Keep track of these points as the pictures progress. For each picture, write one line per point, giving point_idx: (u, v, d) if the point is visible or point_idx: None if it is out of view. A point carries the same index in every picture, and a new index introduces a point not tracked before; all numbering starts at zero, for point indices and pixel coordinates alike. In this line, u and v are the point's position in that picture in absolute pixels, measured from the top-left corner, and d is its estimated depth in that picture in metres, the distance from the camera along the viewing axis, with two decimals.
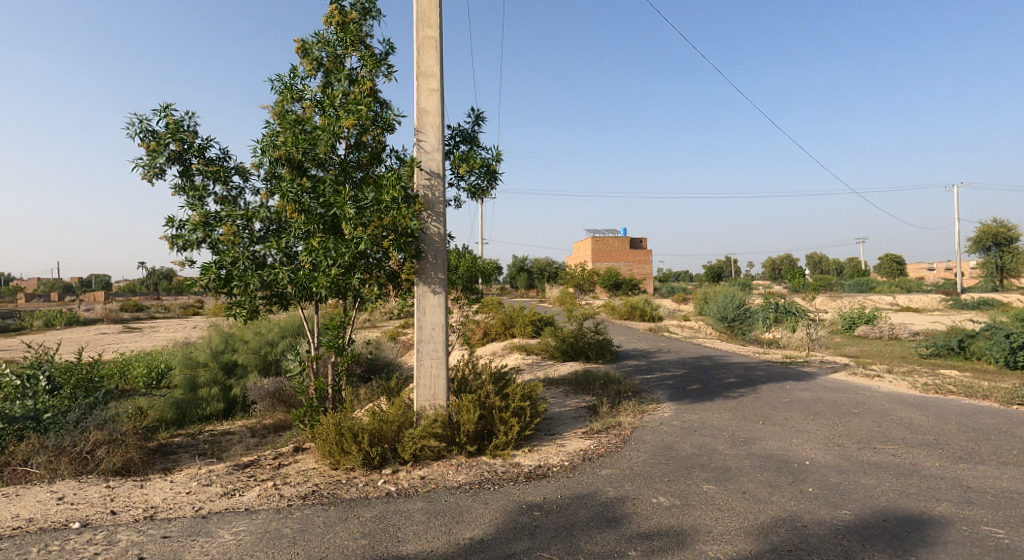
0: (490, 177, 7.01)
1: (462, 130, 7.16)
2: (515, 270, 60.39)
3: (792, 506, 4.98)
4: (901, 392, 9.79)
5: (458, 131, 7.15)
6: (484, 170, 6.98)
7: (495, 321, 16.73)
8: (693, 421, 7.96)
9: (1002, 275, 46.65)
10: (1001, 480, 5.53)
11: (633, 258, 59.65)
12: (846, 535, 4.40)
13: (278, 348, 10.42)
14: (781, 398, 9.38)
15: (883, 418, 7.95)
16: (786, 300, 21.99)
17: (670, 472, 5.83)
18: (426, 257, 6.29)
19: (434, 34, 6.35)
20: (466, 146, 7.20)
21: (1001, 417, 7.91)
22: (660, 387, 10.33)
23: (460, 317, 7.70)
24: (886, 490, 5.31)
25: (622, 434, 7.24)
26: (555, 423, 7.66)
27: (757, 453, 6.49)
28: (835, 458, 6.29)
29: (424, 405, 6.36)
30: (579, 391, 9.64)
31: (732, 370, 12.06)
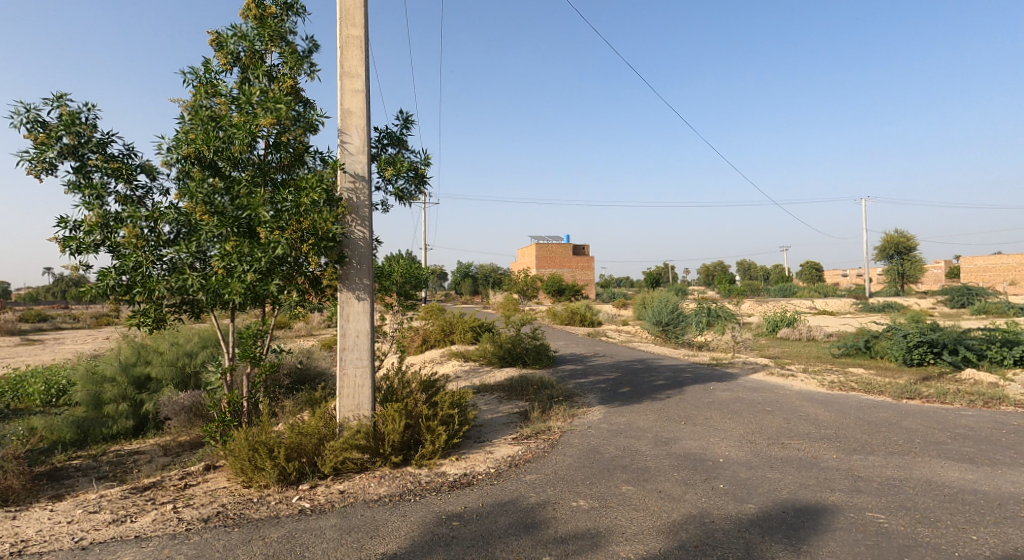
0: (419, 181, 6.95)
1: (391, 131, 7.06)
2: (459, 276, 60.01)
3: (703, 502, 5.18)
4: (810, 390, 10.37)
5: (385, 134, 7.04)
6: (412, 174, 6.90)
7: (434, 328, 16.56)
8: (621, 423, 8.16)
9: (902, 281, 50.69)
10: (888, 468, 5.99)
11: (577, 264, 60.58)
12: (749, 528, 4.62)
13: (197, 360, 9.87)
14: (703, 398, 9.75)
15: (794, 414, 8.42)
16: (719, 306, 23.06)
17: (592, 475, 5.92)
18: (351, 262, 6.11)
19: (359, 33, 6.24)
20: (394, 149, 7.10)
21: (894, 410, 8.55)
22: (592, 391, 10.52)
23: (394, 326, 7.57)
24: (788, 483, 5.62)
25: (550, 438, 7.32)
26: (486, 430, 7.65)
27: (677, 453, 6.72)
28: (746, 454, 6.61)
29: (347, 416, 6.17)
30: (513, 397, 9.68)
31: (662, 373, 12.47)
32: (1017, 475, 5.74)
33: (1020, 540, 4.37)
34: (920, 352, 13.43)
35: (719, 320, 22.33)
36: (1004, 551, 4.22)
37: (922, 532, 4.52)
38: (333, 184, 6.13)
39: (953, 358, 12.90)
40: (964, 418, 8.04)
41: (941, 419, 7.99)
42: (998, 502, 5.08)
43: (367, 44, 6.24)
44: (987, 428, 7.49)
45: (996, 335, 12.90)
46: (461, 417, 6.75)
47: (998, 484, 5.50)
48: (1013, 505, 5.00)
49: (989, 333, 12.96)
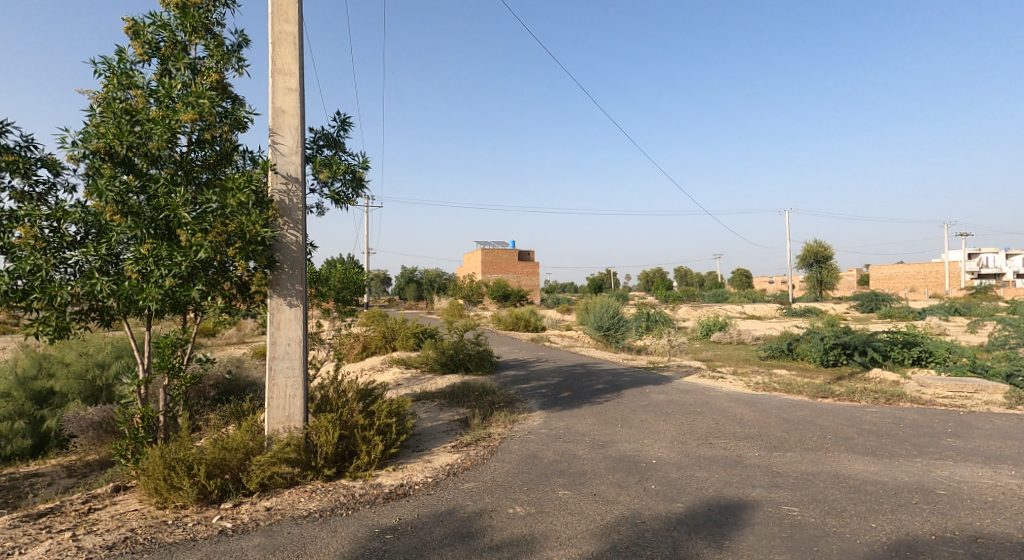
0: (356, 185, 6.81)
1: (327, 132, 6.87)
2: (402, 281, 59.08)
3: (635, 503, 5.32)
4: (738, 392, 10.85)
5: (321, 135, 6.86)
6: (350, 177, 6.76)
7: (375, 334, 16.19)
8: (560, 428, 8.26)
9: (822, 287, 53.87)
10: (803, 463, 6.35)
11: (522, 269, 60.89)
12: (676, 526, 4.78)
13: (109, 372, 9.31)
14: (639, 401, 10.01)
15: (722, 415, 8.78)
16: (657, 312, 23.75)
17: (529, 481, 5.97)
18: (282, 266, 5.90)
19: (293, 30, 6.07)
20: (330, 150, 6.93)
21: (810, 409, 9.07)
22: (533, 397, 10.59)
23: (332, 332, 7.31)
24: (714, 481, 5.85)
25: (490, 445, 7.32)
26: (425, 438, 7.56)
27: (612, 456, 6.86)
28: (677, 455, 6.84)
29: (276, 428, 5.96)
30: (454, 404, 9.62)
31: (601, 377, 12.71)
32: (913, 465, 6.21)
33: (911, 525, 4.73)
34: (835, 354, 14.32)
35: (657, 325, 23.02)
36: (898, 536, 4.55)
37: (830, 522, 4.81)
38: (263, 185, 5.92)
39: (863, 359, 13.81)
40: (869, 414, 8.63)
41: (850, 416, 8.55)
42: (895, 491, 5.48)
43: (302, 41, 6.07)
44: (889, 423, 8.07)
45: (897, 335, 13.78)
46: (399, 426, 6.64)
47: (896, 474, 5.94)
48: (908, 493, 5.41)
49: (893, 334, 13.88)
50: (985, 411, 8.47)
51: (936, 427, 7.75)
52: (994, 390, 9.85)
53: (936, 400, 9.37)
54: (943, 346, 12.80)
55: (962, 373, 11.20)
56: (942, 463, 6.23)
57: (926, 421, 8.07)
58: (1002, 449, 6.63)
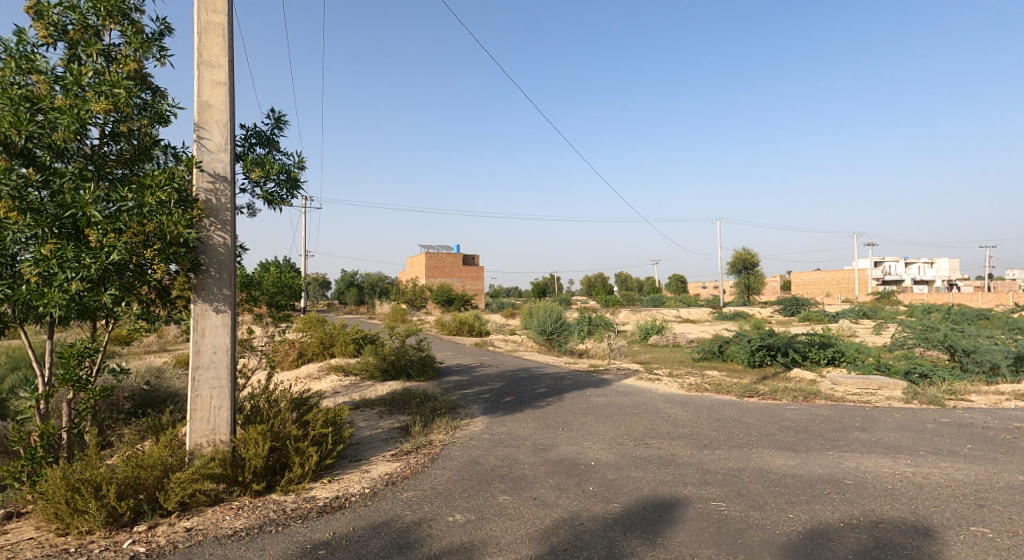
0: (291, 186, 6.49)
1: (260, 130, 6.53)
2: (342, 285, 57.51)
3: (573, 506, 5.29)
4: (673, 393, 11.10)
5: (253, 132, 6.50)
6: (285, 177, 6.43)
7: (312, 340, 15.52)
8: (502, 432, 8.18)
9: (751, 292, 56.39)
10: (730, 460, 6.53)
11: (466, 273, 60.50)
12: (613, 526, 4.78)
13: (4, 385, 8.49)
14: (580, 404, 10.06)
15: (658, 416, 8.94)
16: (603, 319, 24.01)
17: (469, 487, 5.85)
18: (207, 270, 5.54)
19: (221, 20, 5.73)
20: (262, 149, 6.58)
21: (738, 408, 9.38)
22: (475, 402, 10.44)
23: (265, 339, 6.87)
24: (648, 480, 5.91)
25: (431, 452, 7.14)
26: (362, 447, 7.29)
27: (552, 459, 6.83)
28: (615, 456, 6.88)
29: (199, 442, 5.58)
30: (394, 411, 9.35)
31: (544, 381, 12.72)
32: (826, 458, 6.51)
33: (824, 514, 4.93)
34: (760, 355, 14.87)
35: (600, 329, 23.31)
36: (812, 525, 4.72)
37: (754, 515, 4.95)
38: (187, 183, 5.54)
39: (785, 360, 14.54)
40: (790, 411, 9.02)
41: (773, 413, 8.89)
42: (810, 482, 5.72)
43: (231, 33, 5.75)
44: (807, 419, 8.45)
45: (814, 338, 14.78)
46: (335, 436, 6.37)
47: (811, 467, 6.20)
48: (822, 484, 5.64)
49: (810, 337, 14.79)
50: (886, 405, 8.98)
51: (845, 422, 8.18)
52: (894, 386, 10.47)
53: (846, 397, 9.90)
54: (853, 347, 13.90)
55: (868, 372, 11.90)
56: (850, 455, 6.56)
57: (838, 417, 8.51)
58: (900, 440, 7.06)
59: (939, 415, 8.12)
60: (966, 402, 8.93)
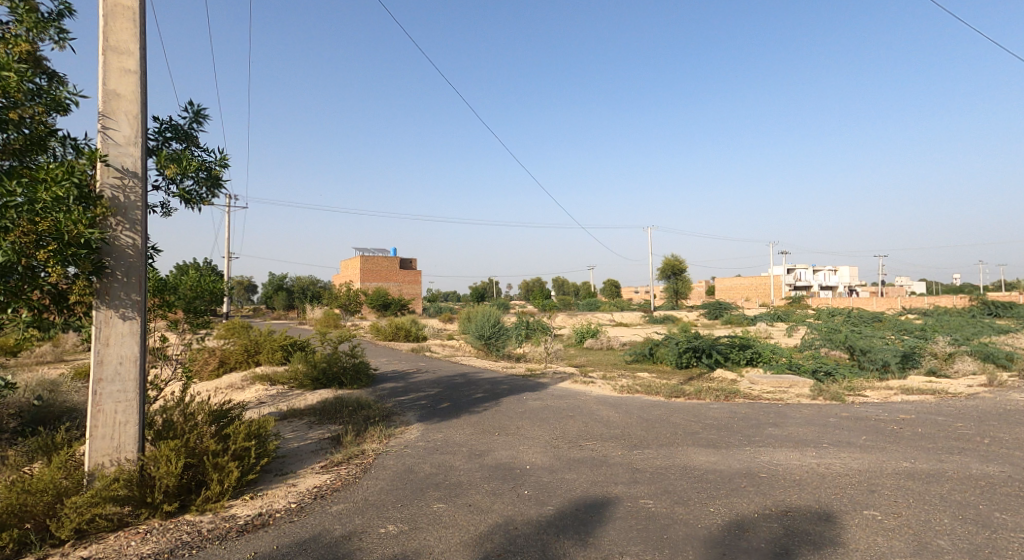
0: (211, 185, 6.26)
1: (177, 123, 6.22)
2: (271, 289, 55.43)
3: (508, 510, 5.44)
4: (605, 395, 11.49)
5: (169, 126, 6.18)
6: (204, 175, 6.21)
7: (235, 348, 15.05)
8: (438, 439, 8.22)
9: (680, 296, 58.73)
10: (658, 459, 6.87)
11: (402, 278, 59.74)
12: (546, 529, 4.95)
13: None
14: (516, 408, 10.25)
15: (591, 418, 9.25)
16: (539, 323, 24.40)
17: (403, 497, 5.87)
18: (113, 274, 5.28)
19: (130, 4, 5.44)
20: (179, 143, 6.29)
21: (666, 408, 9.85)
22: (411, 409, 10.42)
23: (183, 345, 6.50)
24: (581, 482, 6.15)
25: (363, 462, 7.10)
26: (289, 460, 7.14)
27: (488, 464, 6.95)
28: (549, 459, 7.09)
29: (100, 462, 5.29)
30: (325, 421, 9.19)
31: (481, 386, 12.83)
32: (743, 453, 6.97)
33: (740, 506, 5.31)
34: (686, 357, 15.59)
35: (536, 334, 23.68)
36: (730, 517, 5.07)
37: (678, 510, 5.26)
38: (91, 178, 5.23)
39: (709, 361, 15.31)
40: (712, 410, 9.56)
41: (697, 413, 9.40)
42: (729, 477, 6.12)
43: (142, 18, 5.48)
44: (726, 417, 8.99)
45: (735, 339, 15.68)
46: (258, 448, 6.22)
47: (729, 462, 6.63)
48: (739, 478, 6.06)
49: (731, 338, 15.67)
50: (795, 401, 9.68)
51: (760, 418, 8.76)
52: (804, 384, 11.30)
53: (762, 395, 10.59)
54: (769, 348, 14.85)
55: (781, 371, 12.75)
56: (764, 450, 7.06)
57: (754, 414, 9.11)
58: (807, 433, 7.65)
59: (841, 410, 8.86)
60: (862, 397, 9.78)
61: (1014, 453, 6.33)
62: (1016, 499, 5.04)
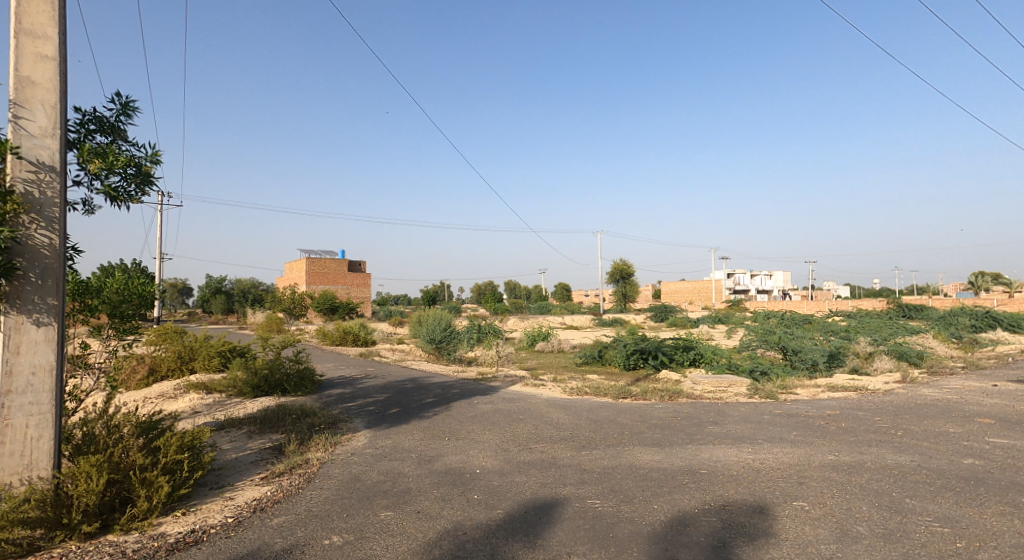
0: (141, 182, 5.85)
1: (100, 115, 5.79)
2: (210, 292, 53.41)
3: (457, 516, 5.49)
4: (555, 397, 11.69)
5: (94, 117, 5.72)
6: (133, 171, 5.81)
7: (167, 355, 14.47)
8: (386, 446, 8.18)
9: (628, 299, 60.08)
10: (605, 459, 7.08)
11: (351, 281, 58.74)
12: (495, 533, 5.04)
13: None
14: (467, 412, 10.31)
15: (540, 420, 9.41)
16: (491, 326, 24.50)
17: (349, 507, 5.84)
18: (26, 275, 4.82)
19: None
20: (106, 136, 5.84)
21: (614, 409, 10.13)
22: (359, 416, 10.31)
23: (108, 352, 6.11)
24: (531, 484, 6.26)
25: (307, 472, 6.99)
26: (226, 473, 6.94)
27: (438, 470, 6.97)
28: (499, 462, 7.18)
29: (9, 482, 4.82)
30: (266, 430, 8.99)
31: (431, 390, 12.81)
32: (685, 451, 7.26)
33: (682, 502, 5.55)
34: (634, 359, 16.00)
35: (488, 337, 23.78)
36: (672, 513, 5.30)
37: (623, 509, 5.45)
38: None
39: (655, 363, 15.75)
40: (657, 410, 9.89)
41: (643, 413, 9.71)
42: (672, 474, 6.37)
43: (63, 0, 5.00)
44: (670, 416, 9.33)
45: (679, 341, 16.23)
46: (192, 461, 6.01)
47: (673, 460, 6.90)
48: (681, 475, 6.31)
49: (676, 341, 16.21)
50: (733, 400, 10.13)
51: (702, 417, 9.14)
52: (742, 383, 11.82)
53: (704, 394, 11.03)
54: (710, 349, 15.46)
55: (721, 371, 13.26)
56: (705, 447, 7.38)
57: (696, 413, 9.49)
58: (744, 430, 8.04)
59: (776, 407, 9.35)
60: (793, 394, 10.34)
61: (925, 444, 6.87)
62: (926, 485, 5.48)
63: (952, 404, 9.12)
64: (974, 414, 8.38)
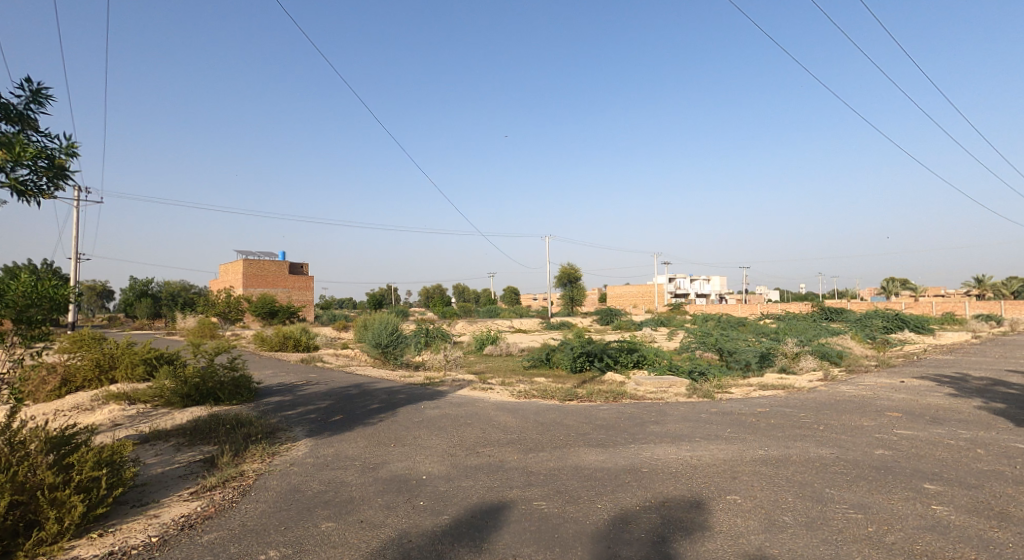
0: (53, 176, 5.43)
1: (6, 102, 5.29)
2: (138, 295, 50.78)
3: (402, 523, 5.50)
4: (503, 401, 11.80)
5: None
6: (44, 164, 5.38)
7: (84, 364, 13.69)
8: (328, 454, 8.06)
9: (575, 303, 61.01)
10: (551, 460, 7.23)
11: (292, 283, 57.22)
12: (441, 539, 5.08)
13: None
14: (414, 418, 10.26)
15: (488, 424, 9.49)
16: (440, 330, 24.36)
17: (288, 519, 5.75)
18: None
19: None
20: (11, 126, 5.35)
21: (560, 411, 10.33)
22: (299, 424, 10.10)
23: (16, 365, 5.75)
24: (477, 488, 6.33)
25: (241, 485, 6.82)
26: (151, 489, 6.67)
27: (382, 477, 6.94)
28: (446, 467, 7.21)
29: None
30: (196, 442, 8.68)
31: (377, 396, 12.67)
32: (627, 450, 7.51)
33: (624, 500, 5.75)
34: (580, 361, 16.23)
35: (436, 340, 23.69)
36: (615, 512, 5.48)
37: (568, 509, 5.60)
38: None
39: (601, 365, 16.03)
40: (602, 411, 10.15)
41: (588, 414, 9.95)
42: (615, 474, 6.59)
43: None
44: (614, 417, 9.61)
45: (623, 344, 16.67)
46: (111, 478, 5.77)
47: (616, 459, 7.12)
48: (624, 474, 6.53)
49: (620, 343, 16.65)
50: (674, 400, 10.51)
51: (643, 417, 9.46)
52: (681, 383, 12.29)
53: (646, 395, 11.41)
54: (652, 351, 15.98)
55: (663, 373, 13.69)
56: (647, 446, 7.65)
57: (638, 413, 9.81)
58: (683, 429, 8.38)
59: (712, 406, 9.79)
60: (728, 393, 10.85)
61: (843, 437, 7.38)
62: (844, 475, 5.89)
63: (866, 399, 9.81)
64: (885, 408, 9.04)
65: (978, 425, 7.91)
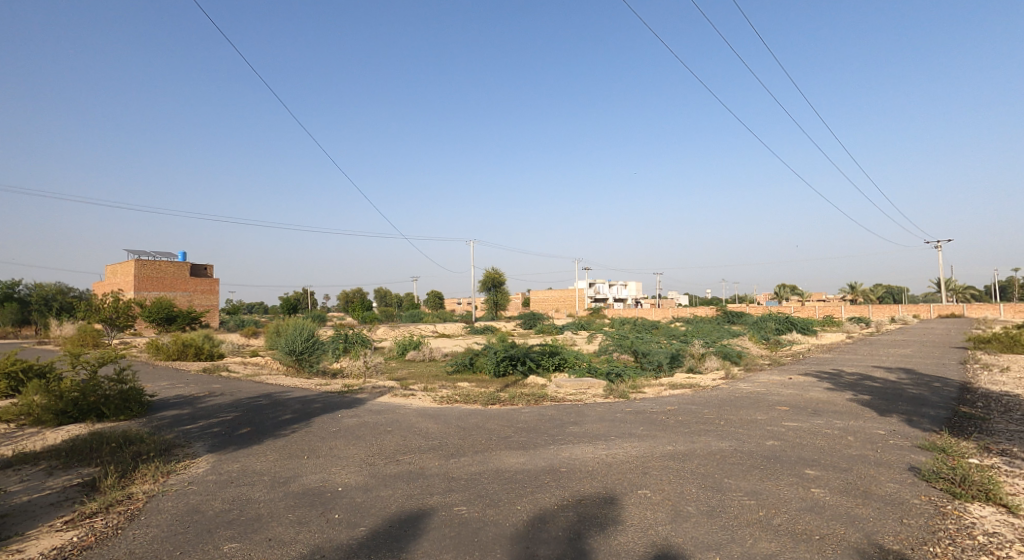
0: None
1: None
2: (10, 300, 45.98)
3: (315, 538, 5.35)
4: (424, 406, 11.70)
5: None
6: None
7: None
8: (233, 471, 7.68)
9: (498, 308, 61.34)
10: (473, 465, 7.26)
11: (194, 287, 54.03)
12: (357, 551, 4.99)
13: None
14: (330, 427, 9.97)
15: (408, 431, 9.39)
16: (359, 336, 23.81)
17: (184, 542, 5.44)
18: None
19: None
20: None
21: (482, 415, 10.38)
22: (201, 439, 9.55)
23: None
24: (396, 497, 6.26)
25: (129, 509, 6.37)
26: (16, 520, 6.10)
27: (293, 492, 6.70)
28: (364, 477, 7.08)
29: None
30: (75, 465, 8.02)
31: (290, 406, 12.18)
32: (547, 451, 7.67)
33: (543, 500, 5.88)
34: (503, 365, 16.42)
35: (355, 346, 23.12)
36: (534, 512, 5.59)
37: (488, 513, 5.66)
38: None
39: (523, 368, 16.27)
40: (523, 414, 10.31)
41: (509, 417, 10.06)
42: (535, 475, 6.72)
43: None
44: (535, 419, 9.78)
45: (545, 347, 16.99)
46: None
47: (536, 461, 7.26)
48: (543, 475, 6.67)
49: (542, 347, 16.95)
50: (592, 401, 10.85)
51: (563, 418, 9.69)
52: (599, 384, 12.71)
53: (566, 397, 11.72)
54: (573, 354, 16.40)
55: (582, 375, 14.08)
56: (565, 447, 7.85)
57: (558, 414, 10.04)
58: (600, 428, 8.67)
59: (626, 405, 10.19)
60: (641, 393, 11.35)
61: (741, 430, 7.91)
62: (742, 466, 6.32)
63: (762, 395, 10.56)
64: (776, 402, 9.78)
65: (850, 414, 8.73)
